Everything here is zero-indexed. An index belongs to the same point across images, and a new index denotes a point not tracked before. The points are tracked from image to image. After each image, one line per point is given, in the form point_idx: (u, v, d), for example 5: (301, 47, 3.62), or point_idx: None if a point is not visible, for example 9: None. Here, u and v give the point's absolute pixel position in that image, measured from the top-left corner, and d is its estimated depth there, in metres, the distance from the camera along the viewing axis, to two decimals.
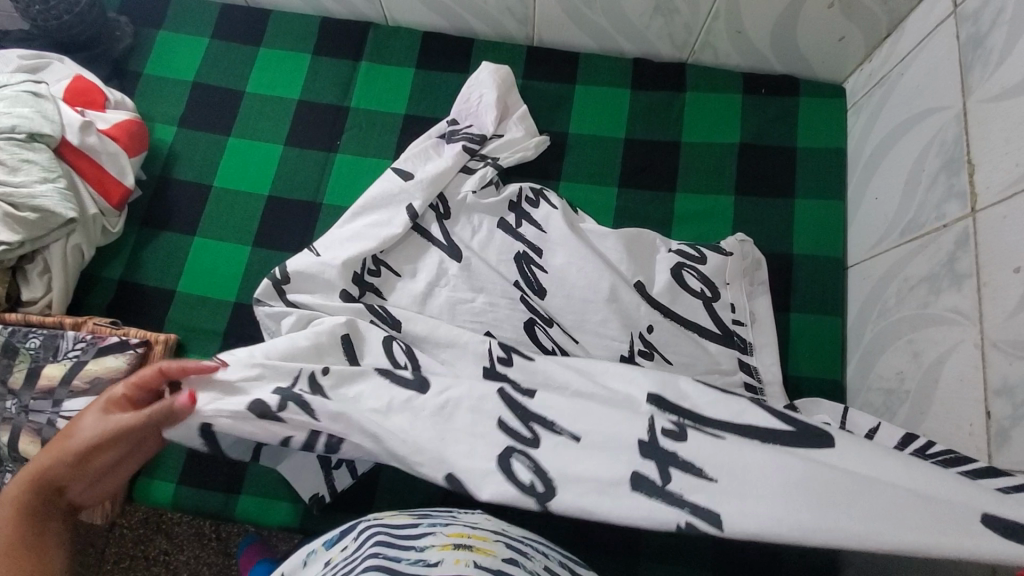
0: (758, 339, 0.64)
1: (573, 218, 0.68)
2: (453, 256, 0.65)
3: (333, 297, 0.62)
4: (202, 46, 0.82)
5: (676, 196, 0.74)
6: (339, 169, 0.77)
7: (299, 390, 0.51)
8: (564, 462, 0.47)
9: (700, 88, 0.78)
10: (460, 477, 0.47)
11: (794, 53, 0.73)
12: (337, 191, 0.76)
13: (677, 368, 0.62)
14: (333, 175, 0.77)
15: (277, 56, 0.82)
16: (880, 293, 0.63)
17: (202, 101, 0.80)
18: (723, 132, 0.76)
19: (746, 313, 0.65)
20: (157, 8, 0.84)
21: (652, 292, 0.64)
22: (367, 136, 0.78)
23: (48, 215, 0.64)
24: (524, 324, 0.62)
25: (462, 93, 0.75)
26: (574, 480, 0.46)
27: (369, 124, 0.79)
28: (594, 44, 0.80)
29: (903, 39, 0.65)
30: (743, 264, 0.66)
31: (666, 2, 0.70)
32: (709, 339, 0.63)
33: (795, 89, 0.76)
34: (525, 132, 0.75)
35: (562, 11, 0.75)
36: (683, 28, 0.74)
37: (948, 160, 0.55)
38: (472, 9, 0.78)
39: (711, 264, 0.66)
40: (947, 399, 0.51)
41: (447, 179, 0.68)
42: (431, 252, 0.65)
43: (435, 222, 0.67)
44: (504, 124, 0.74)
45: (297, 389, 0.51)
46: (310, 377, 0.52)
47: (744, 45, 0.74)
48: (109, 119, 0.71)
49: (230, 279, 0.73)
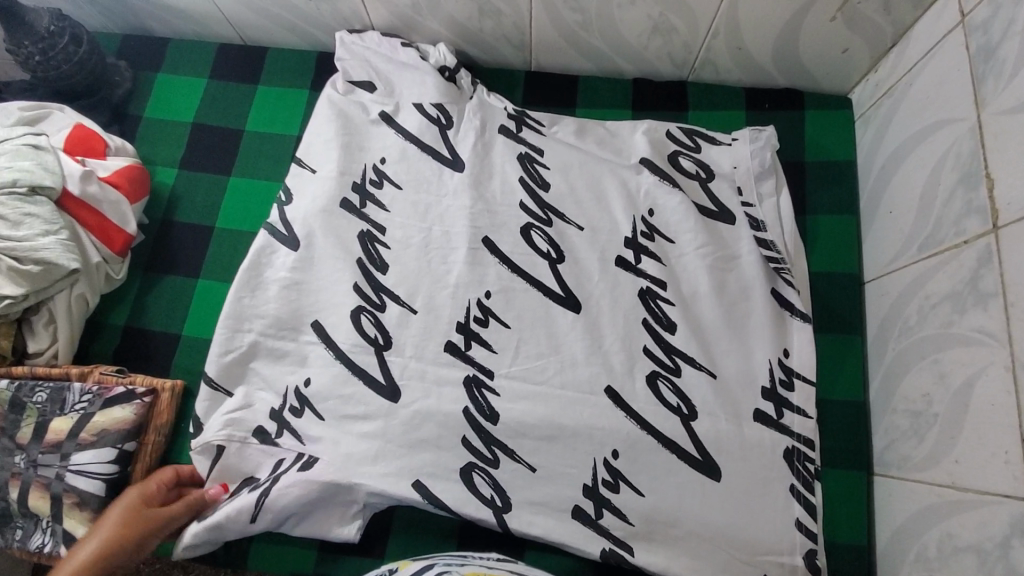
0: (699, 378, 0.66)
1: (480, 179, 0.76)
2: (417, 487, 0.65)
3: (427, 136, 0.76)
4: (201, 86, 0.82)
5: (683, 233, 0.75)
6: (235, 194, 0.78)
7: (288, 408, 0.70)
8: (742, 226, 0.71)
9: (702, 107, 0.78)
10: (528, 182, 0.75)
11: (797, 67, 0.71)
12: (230, 215, 0.77)
13: (687, 380, 0.67)
14: (241, 202, 0.77)
15: (274, 93, 0.82)
16: (900, 311, 0.60)
17: (203, 142, 0.80)
18: (727, 123, 0.77)
19: (674, 283, 0.70)
20: (155, 52, 0.85)
21: (533, 165, 0.76)
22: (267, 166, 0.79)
23: (50, 267, 0.64)
24: (463, 470, 0.66)
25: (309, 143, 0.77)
26: (668, 225, 0.72)
27: (274, 156, 0.79)
28: (593, 66, 0.79)
29: (909, 49, 0.63)
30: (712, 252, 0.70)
31: (664, 22, 0.68)
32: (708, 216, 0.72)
33: (799, 101, 0.76)
34: (419, 100, 0.77)
35: (559, 36, 0.73)
36: (683, 47, 0.71)
37: (965, 174, 0.53)
38: (466, 36, 0.77)
39: (686, 376, 0.67)
40: (983, 426, 0.49)
41: (404, 112, 0.77)
42: (373, 395, 0.69)
43: (483, 475, 0.66)
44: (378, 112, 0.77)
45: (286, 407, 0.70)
46: (295, 395, 0.70)
47: (745, 61, 0.72)
48: (108, 166, 0.71)
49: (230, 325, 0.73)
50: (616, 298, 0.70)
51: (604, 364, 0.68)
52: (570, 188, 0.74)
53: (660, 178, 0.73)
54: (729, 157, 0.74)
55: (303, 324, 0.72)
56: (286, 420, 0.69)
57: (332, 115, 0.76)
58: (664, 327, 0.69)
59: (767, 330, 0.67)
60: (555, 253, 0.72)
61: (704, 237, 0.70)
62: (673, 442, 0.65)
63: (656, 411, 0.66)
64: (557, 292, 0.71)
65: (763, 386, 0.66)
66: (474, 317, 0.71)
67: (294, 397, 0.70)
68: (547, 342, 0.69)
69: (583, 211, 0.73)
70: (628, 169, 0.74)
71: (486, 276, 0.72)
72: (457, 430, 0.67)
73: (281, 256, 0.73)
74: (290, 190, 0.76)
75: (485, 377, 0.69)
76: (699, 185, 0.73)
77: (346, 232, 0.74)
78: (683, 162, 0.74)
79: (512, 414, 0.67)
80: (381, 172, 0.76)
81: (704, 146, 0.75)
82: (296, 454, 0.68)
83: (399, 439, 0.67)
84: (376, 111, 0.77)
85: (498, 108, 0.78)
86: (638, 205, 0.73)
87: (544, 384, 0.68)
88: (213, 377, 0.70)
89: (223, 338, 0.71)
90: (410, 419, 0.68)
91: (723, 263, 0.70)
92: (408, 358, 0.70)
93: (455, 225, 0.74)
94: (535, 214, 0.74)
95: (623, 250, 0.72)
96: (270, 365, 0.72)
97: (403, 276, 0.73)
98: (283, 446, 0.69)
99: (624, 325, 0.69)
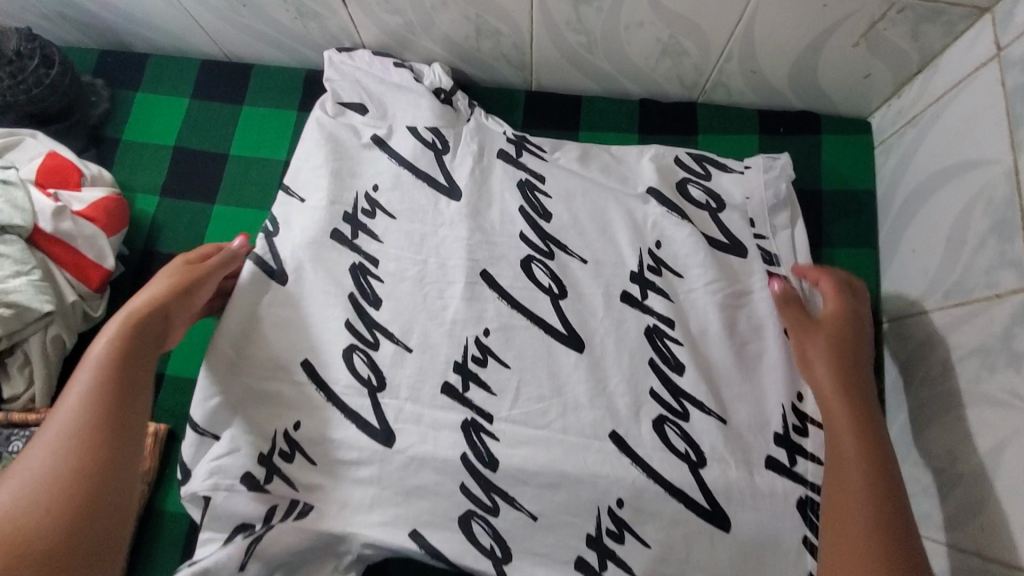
0: (708, 422, 0.64)
1: (478, 208, 0.72)
2: (414, 535, 0.62)
3: (423, 160, 0.72)
4: (183, 107, 0.78)
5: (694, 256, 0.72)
6: (218, 221, 0.74)
7: (278, 452, 0.67)
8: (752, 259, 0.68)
9: (713, 130, 0.75)
10: (529, 210, 0.71)
11: (814, 90, 0.67)
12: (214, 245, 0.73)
13: (696, 425, 0.64)
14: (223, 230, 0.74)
15: (261, 114, 0.78)
16: (923, 358, 0.58)
17: (185, 167, 0.76)
18: (739, 148, 0.74)
19: (682, 321, 0.67)
20: (134, 69, 0.80)
21: (534, 192, 0.72)
22: (252, 192, 0.75)
23: (22, 311, 0.60)
24: (461, 518, 0.63)
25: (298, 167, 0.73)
26: (675, 258, 0.69)
27: (260, 181, 0.75)
28: (597, 87, 0.75)
29: (937, 77, 0.59)
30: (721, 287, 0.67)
31: (673, 44, 0.63)
32: (717, 249, 0.69)
33: (815, 126, 0.73)
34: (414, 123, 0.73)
35: (561, 57, 0.69)
36: (693, 69, 0.67)
37: (998, 222, 0.49)
38: (463, 56, 0.73)
39: (694, 421, 0.64)
40: (1015, 495, 0.46)
41: (398, 136, 0.73)
42: (367, 439, 0.66)
43: (481, 522, 0.63)
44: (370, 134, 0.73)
45: (276, 451, 0.67)
46: (285, 439, 0.67)
47: (759, 84, 0.68)
48: (84, 198, 0.67)
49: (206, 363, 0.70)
50: (621, 336, 0.67)
51: (607, 407, 0.65)
52: (572, 217, 0.71)
53: (668, 209, 0.70)
54: (742, 186, 0.71)
55: (293, 364, 0.69)
56: (276, 465, 0.67)
57: (321, 140, 0.72)
58: (671, 368, 0.66)
59: (779, 372, 0.65)
60: (557, 288, 0.69)
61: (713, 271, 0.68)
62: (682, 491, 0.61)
63: (664, 458, 0.63)
64: (560, 330, 0.68)
65: (774, 432, 0.63)
66: (472, 356, 0.67)
67: (284, 440, 0.67)
68: (548, 383, 0.66)
69: (586, 243, 0.70)
70: (633, 199, 0.71)
71: (484, 312, 0.69)
72: (454, 477, 0.63)
73: (270, 291, 0.70)
74: (276, 219, 0.72)
75: (483, 420, 0.65)
76: (709, 216, 0.70)
77: (339, 266, 0.71)
78: (692, 191, 0.71)
79: (512, 461, 0.63)
80: (373, 201, 0.72)
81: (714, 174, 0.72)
82: (289, 500, 0.66)
83: (394, 485, 0.64)
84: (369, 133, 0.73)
85: (497, 132, 0.75)
86: (645, 237, 0.69)
87: (545, 428, 0.65)
88: (200, 423, 0.67)
89: (209, 380, 0.68)
90: (405, 464, 0.64)
91: (735, 299, 0.67)
92: (404, 399, 0.67)
93: (452, 257, 0.71)
94: (536, 246, 0.70)
95: (628, 285, 0.68)
96: (260, 406, 0.69)
97: (397, 311, 0.69)
98: (274, 493, 0.66)
99: (629, 365, 0.66)
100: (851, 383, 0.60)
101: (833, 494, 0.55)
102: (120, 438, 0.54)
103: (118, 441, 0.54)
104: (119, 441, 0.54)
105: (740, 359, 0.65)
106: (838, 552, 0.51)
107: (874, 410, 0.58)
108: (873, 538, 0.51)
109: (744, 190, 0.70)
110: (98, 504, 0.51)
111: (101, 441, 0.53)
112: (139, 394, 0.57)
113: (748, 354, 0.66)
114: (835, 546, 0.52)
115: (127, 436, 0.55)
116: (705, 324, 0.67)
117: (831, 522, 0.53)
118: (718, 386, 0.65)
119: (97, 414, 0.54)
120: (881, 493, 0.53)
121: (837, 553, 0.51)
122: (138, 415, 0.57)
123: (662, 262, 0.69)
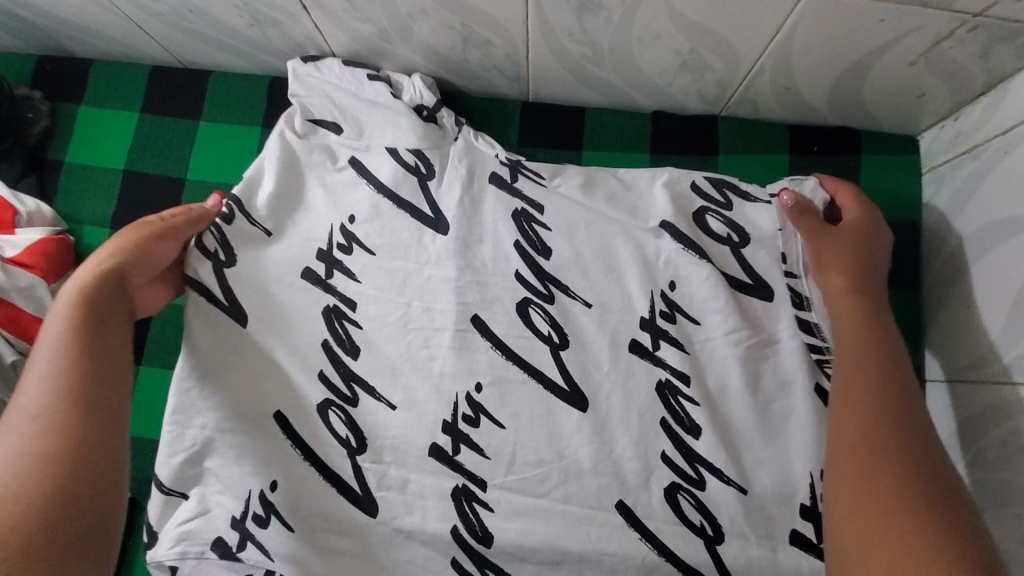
0: (725, 490, 0.57)
1: (468, 242, 0.63)
2: None
3: (405, 185, 0.63)
4: (133, 123, 0.69)
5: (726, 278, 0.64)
6: None
7: (252, 516, 0.58)
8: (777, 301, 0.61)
9: (736, 149, 0.67)
10: (525, 246, 0.63)
11: (855, 106, 0.61)
12: None
13: (712, 494, 0.57)
14: None
15: (220, 130, 0.69)
16: (981, 428, 0.54)
17: (139, 195, 0.68)
18: (767, 167, 0.67)
19: (699, 374, 0.60)
20: (74, 79, 0.71)
21: (532, 224, 0.63)
22: None
23: None
24: None
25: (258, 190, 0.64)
26: (691, 300, 0.61)
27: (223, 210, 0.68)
28: (602, 98, 0.67)
29: (1008, 104, 0.53)
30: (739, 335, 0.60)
31: (693, 59, 0.55)
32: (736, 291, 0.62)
33: (856, 146, 0.66)
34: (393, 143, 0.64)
35: (562, 69, 0.62)
36: (716, 85, 0.60)
37: None
38: (451, 67, 0.65)
39: (710, 489, 0.57)
40: None
41: (373, 158, 0.64)
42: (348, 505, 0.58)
43: None
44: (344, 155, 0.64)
45: (250, 515, 0.58)
46: (260, 500, 0.58)
47: (791, 100, 0.61)
48: (18, 242, 0.59)
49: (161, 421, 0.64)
50: (629, 393, 0.59)
51: (614, 474, 0.58)
52: (575, 253, 0.63)
53: (685, 245, 0.62)
54: (770, 218, 0.63)
55: (265, 417, 0.60)
56: (250, 530, 0.58)
57: (292, 162, 0.64)
58: (685, 429, 0.59)
59: (806, 434, 0.58)
60: (557, 337, 0.61)
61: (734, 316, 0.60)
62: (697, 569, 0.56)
63: (676, 532, 0.57)
64: (559, 385, 0.60)
65: (800, 504, 0.57)
66: (462, 415, 0.59)
67: (258, 502, 0.58)
68: (548, 447, 0.59)
69: (591, 284, 0.62)
70: (643, 233, 0.63)
71: (477, 363, 0.61)
72: (445, 552, 0.58)
73: (230, 335, 0.61)
74: (231, 247, 0.62)
75: (476, 488, 0.59)
76: (729, 253, 0.63)
77: (313, 307, 0.61)
78: (711, 223, 0.63)
79: (509, 535, 0.57)
80: (350, 234, 0.63)
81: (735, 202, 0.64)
82: (266, 570, 0.58)
83: (380, 559, 0.58)
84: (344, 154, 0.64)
85: (489, 153, 0.66)
86: (657, 278, 0.62)
87: (545, 497, 0.58)
88: (165, 482, 0.59)
89: (177, 433, 0.59)
90: (390, 537, 0.58)
91: (757, 348, 0.60)
92: (388, 463, 0.59)
93: (440, 300, 0.62)
94: (534, 287, 0.62)
95: (638, 332, 0.61)
96: (233, 463, 0.59)
97: (378, 363, 0.61)
98: (248, 561, 0.58)
99: (640, 427, 0.59)
100: (866, 297, 0.59)
101: (855, 436, 0.50)
102: (103, 419, 0.49)
103: (104, 418, 0.49)
104: (104, 425, 0.48)
105: (759, 418, 0.59)
106: (870, 488, 0.47)
107: (888, 326, 0.57)
108: (900, 470, 0.48)
109: (771, 222, 0.63)
110: (97, 487, 0.46)
111: (82, 420, 0.48)
112: (117, 372, 0.52)
113: (769, 412, 0.59)
114: (862, 483, 0.48)
115: (110, 388, 0.50)
116: (722, 378, 0.60)
117: (848, 455, 0.50)
118: (736, 449, 0.58)
119: (79, 393, 0.49)
120: (899, 416, 0.51)
121: (864, 500, 0.47)
122: (117, 398, 0.50)
123: (676, 305, 0.61)
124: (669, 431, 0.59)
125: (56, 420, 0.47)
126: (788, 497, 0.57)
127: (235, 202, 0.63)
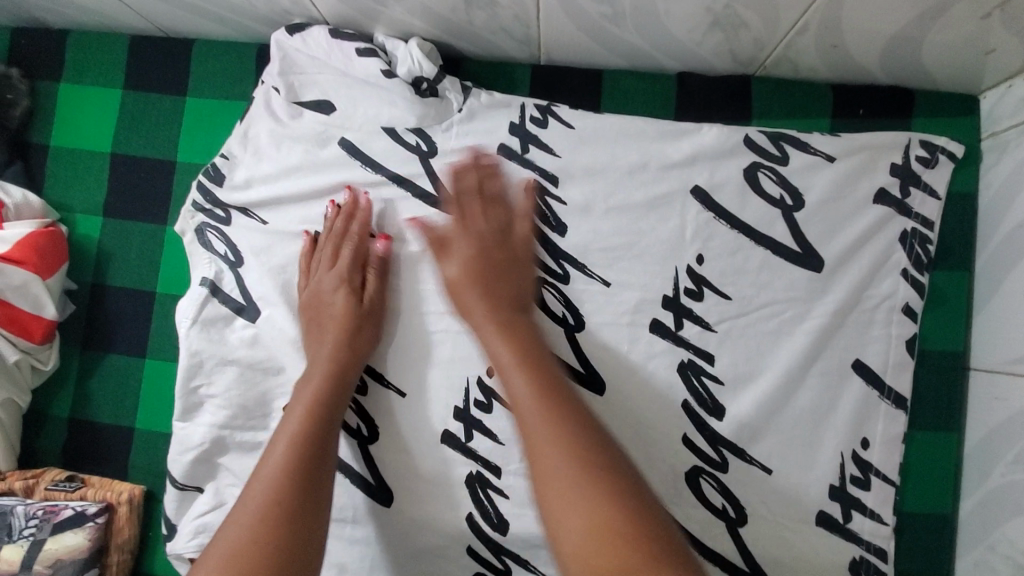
0: (748, 480, 0.55)
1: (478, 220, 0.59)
2: None
3: (411, 166, 0.59)
4: (116, 100, 0.65)
5: (814, 227, 0.57)
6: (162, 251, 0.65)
7: None
8: (811, 280, 0.56)
9: (771, 113, 0.61)
10: (538, 223, 0.59)
11: (909, 64, 0.54)
12: (169, 280, 0.65)
13: (735, 482, 0.55)
14: (164, 261, 0.65)
15: (207, 106, 0.65)
16: None
17: (129, 179, 0.65)
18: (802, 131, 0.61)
19: (724, 359, 0.56)
20: (50, 52, 0.66)
21: (545, 199, 0.59)
22: None
23: None
24: None
25: (249, 173, 0.61)
26: (719, 278, 0.57)
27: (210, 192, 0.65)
28: (623, 60, 0.61)
29: None
30: (770, 318, 0.56)
31: (727, 16, 0.49)
32: (769, 269, 0.56)
33: (906, 108, 0.60)
34: (394, 119, 0.59)
35: (579, 30, 0.55)
36: (751, 43, 0.54)
37: None
38: (457, 32, 0.60)
39: (733, 473, 0.55)
40: None
41: (368, 134, 0.60)
42: (361, 495, 0.57)
43: None
44: (337, 131, 0.60)
45: None
46: None
47: (836, 58, 0.54)
48: (8, 237, 0.59)
49: (166, 412, 0.64)
50: (649, 376, 0.56)
51: (633, 458, 0.56)
52: (586, 231, 0.58)
53: (713, 212, 0.57)
54: (825, 180, 0.57)
55: (275, 411, 0.58)
56: None
57: (280, 153, 0.60)
58: (708, 410, 0.56)
59: (836, 423, 0.55)
60: (573, 319, 0.58)
61: (764, 297, 0.56)
62: (715, 555, 0.54)
63: (698, 516, 0.55)
64: (573, 374, 0.57)
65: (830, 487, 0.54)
66: (474, 400, 0.57)
67: None
68: None
69: (610, 263, 0.58)
70: (666, 207, 0.58)
71: None
72: (460, 541, 0.56)
73: (238, 330, 0.59)
74: (237, 248, 0.60)
75: (491, 474, 0.56)
76: (780, 215, 0.57)
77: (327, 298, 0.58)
78: (764, 182, 0.57)
79: (524, 522, 0.56)
80: (346, 217, 0.60)
81: (792, 155, 0.58)
82: None
83: (395, 548, 0.57)
84: (337, 129, 0.60)
85: (497, 122, 0.60)
86: (684, 252, 0.57)
87: None
88: (179, 479, 0.59)
89: (187, 432, 0.59)
90: (405, 526, 0.56)
91: (789, 334, 0.56)
92: (400, 452, 0.57)
93: (448, 283, 0.58)
94: (549, 267, 0.58)
95: (660, 312, 0.57)
96: (246, 456, 0.59)
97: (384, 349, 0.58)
98: None
99: (659, 411, 0.56)
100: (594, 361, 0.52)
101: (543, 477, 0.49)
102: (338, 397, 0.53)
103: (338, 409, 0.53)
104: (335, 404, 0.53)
105: (788, 405, 0.55)
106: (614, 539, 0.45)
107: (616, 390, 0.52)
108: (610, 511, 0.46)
109: (832, 182, 0.57)
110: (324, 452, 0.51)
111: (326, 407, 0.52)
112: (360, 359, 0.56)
113: (803, 400, 0.55)
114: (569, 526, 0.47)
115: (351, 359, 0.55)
116: (750, 364, 0.56)
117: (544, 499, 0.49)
118: (766, 435, 0.55)
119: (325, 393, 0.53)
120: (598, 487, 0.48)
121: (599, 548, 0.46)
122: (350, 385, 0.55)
123: (701, 285, 0.57)
124: (693, 417, 0.56)
125: (261, 484, 0.48)
126: (816, 484, 0.55)
127: (235, 206, 0.61)
